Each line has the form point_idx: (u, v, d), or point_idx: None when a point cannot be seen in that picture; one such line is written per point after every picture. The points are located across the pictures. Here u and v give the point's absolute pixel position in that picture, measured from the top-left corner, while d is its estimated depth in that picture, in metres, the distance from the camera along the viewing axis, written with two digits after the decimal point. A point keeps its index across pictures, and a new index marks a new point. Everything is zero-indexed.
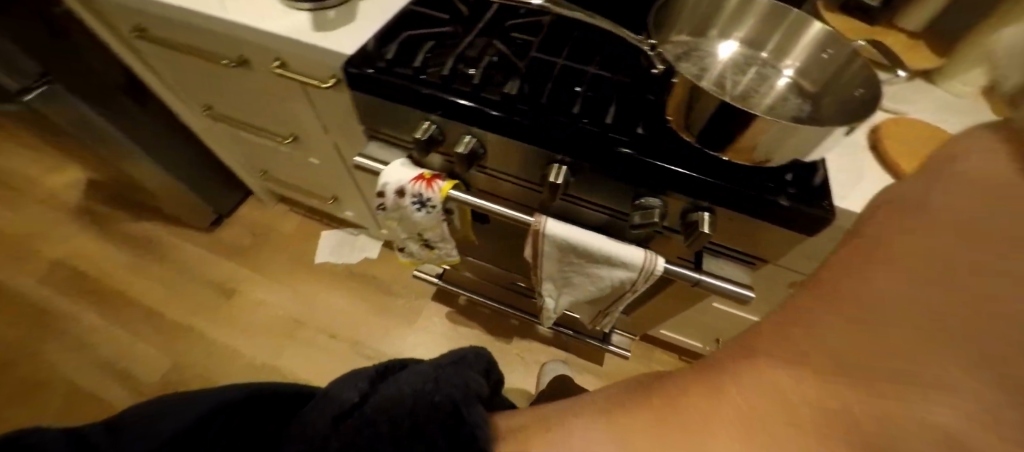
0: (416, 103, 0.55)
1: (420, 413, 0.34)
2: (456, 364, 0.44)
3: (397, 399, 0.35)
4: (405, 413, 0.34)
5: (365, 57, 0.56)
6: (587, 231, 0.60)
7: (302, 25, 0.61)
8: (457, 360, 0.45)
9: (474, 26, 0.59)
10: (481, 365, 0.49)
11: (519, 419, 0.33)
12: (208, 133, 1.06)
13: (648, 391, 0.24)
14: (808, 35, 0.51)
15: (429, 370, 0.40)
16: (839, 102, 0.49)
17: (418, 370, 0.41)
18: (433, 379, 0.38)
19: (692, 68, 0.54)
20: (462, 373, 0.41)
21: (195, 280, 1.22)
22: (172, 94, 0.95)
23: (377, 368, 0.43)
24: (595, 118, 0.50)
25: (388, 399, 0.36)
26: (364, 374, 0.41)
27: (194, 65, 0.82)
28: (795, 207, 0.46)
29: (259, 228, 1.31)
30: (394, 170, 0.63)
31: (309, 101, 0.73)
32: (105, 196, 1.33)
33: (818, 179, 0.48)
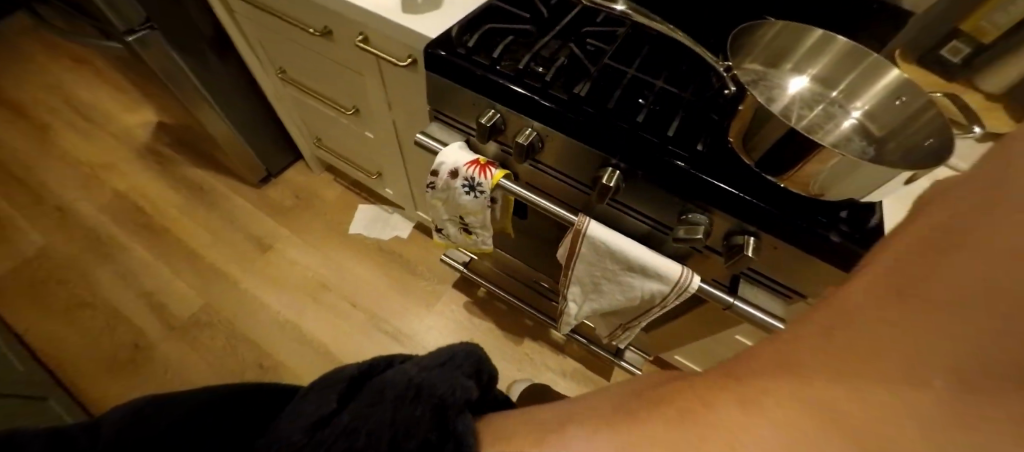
0: (486, 92, 0.58)
1: (402, 424, 0.31)
2: (444, 365, 0.40)
3: (376, 406, 0.33)
4: (383, 423, 0.31)
5: (447, 43, 0.60)
6: (627, 239, 0.61)
7: (392, 6, 0.65)
8: (445, 360, 0.41)
9: (552, 28, 0.62)
10: (470, 362, 0.43)
11: (506, 424, 0.29)
12: (276, 95, 1.13)
13: (674, 393, 0.21)
14: (883, 80, 0.52)
15: (413, 372, 0.37)
16: (906, 150, 0.49)
17: (404, 371, 0.38)
18: (416, 385, 0.35)
19: (760, 96, 0.55)
20: (450, 375, 0.37)
21: (237, 231, 1.29)
22: (253, 54, 1.02)
23: (360, 367, 0.40)
24: (657, 129, 0.52)
25: (365, 407, 0.33)
26: (343, 375, 0.38)
27: (280, 30, 0.88)
28: (847, 243, 0.47)
29: (303, 192, 1.38)
30: (451, 152, 0.66)
31: (381, 77, 0.78)
32: (171, 140, 1.43)
33: (875, 220, 0.48)
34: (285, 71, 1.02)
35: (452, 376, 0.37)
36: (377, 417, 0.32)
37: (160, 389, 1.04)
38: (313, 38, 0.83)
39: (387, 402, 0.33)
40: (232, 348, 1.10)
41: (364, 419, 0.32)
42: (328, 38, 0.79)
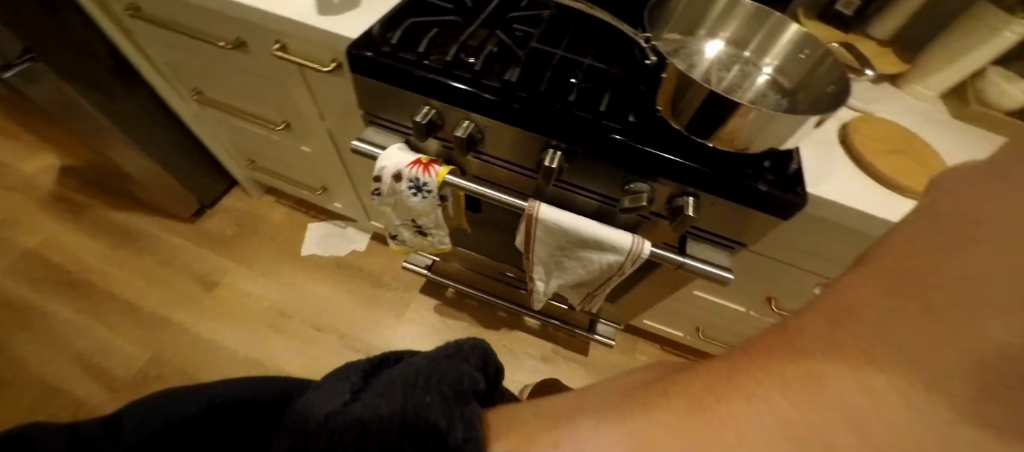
0: (417, 88, 0.57)
1: (408, 413, 0.30)
2: (453, 358, 0.40)
3: (385, 394, 0.33)
4: (391, 412, 0.31)
5: (369, 41, 0.57)
6: (578, 217, 0.62)
7: (306, 8, 0.61)
8: (454, 354, 0.42)
9: (476, 16, 0.60)
10: (480, 357, 0.44)
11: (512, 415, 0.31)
12: (196, 119, 1.04)
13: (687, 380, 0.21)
14: (787, 37, 0.56)
15: (424, 364, 0.38)
16: (815, 98, 0.53)
17: (412, 363, 0.39)
18: (427, 373, 0.36)
19: (682, 64, 0.58)
20: (456, 367, 0.38)
21: (176, 272, 1.19)
22: (161, 77, 0.93)
23: (371, 361, 0.42)
24: (590, 106, 0.53)
25: (376, 396, 0.34)
26: (354, 369, 0.40)
27: (187, 48, 0.81)
28: (773, 190, 0.50)
29: (245, 218, 1.29)
30: (392, 154, 0.64)
31: (308, 86, 0.74)
32: (80, 184, 1.28)
33: (794, 166, 0.52)
34: (201, 92, 0.94)
35: (461, 367, 0.38)
36: (382, 406, 0.32)
37: None
38: (225, 51, 0.76)
39: (396, 392, 0.33)
40: None
41: (371, 410, 0.32)
42: (242, 51, 0.74)
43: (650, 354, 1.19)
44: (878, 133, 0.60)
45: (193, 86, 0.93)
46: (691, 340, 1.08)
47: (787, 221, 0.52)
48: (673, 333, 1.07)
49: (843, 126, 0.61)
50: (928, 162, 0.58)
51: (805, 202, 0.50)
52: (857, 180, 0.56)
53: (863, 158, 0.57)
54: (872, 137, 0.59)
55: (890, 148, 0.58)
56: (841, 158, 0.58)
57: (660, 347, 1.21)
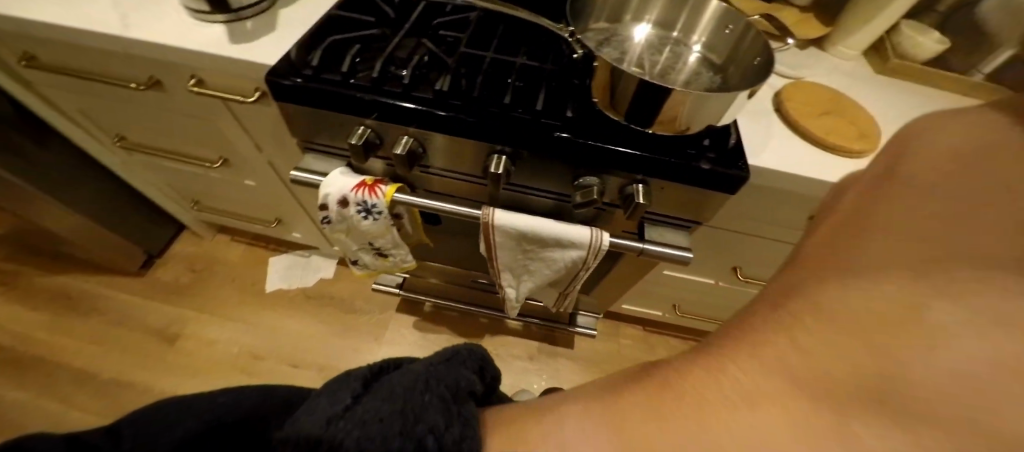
0: (348, 109, 0.54)
1: (412, 410, 0.30)
2: (450, 364, 0.40)
3: (388, 396, 0.32)
4: (392, 413, 0.30)
5: (289, 66, 0.54)
6: (534, 218, 0.61)
7: (218, 38, 0.58)
8: (450, 359, 0.41)
9: (401, 27, 0.59)
10: (476, 362, 0.44)
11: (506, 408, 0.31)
12: (127, 166, 0.97)
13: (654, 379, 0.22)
14: (710, 13, 0.56)
15: (420, 371, 0.36)
16: (744, 71, 0.54)
17: (410, 370, 0.36)
18: (425, 379, 0.34)
19: (613, 52, 0.58)
20: (454, 371, 0.38)
21: (130, 330, 1.11)
22: (77, 126, 0.86)
23: (371, 367, 0.37)
24: (528, 105, 0.52)
25: (378, 399, 0.32)
26: (355, 377, 0.35)
27: (100, 92, 0.75)
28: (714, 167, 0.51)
29: (200, 262, 1.22)
30: (334, 180, 0.61)
31: (237, 118, 0.70)
32: (5, 252, 1.17)
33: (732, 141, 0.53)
34: (126, 137, 0.88)
35: (457, 374, 0.38)
36: (386, 408, 0.31)
37: None
38: (141, 92, 0.71)
39: (396, 395, 0.32)
40: None
41: (374, 410, 0.30)
42: (160, 89, 0.69)
43: (632, 337, 1.21)
44: (810, 97, 0.62)
45: (116, 132, 0.87)
46: (669, 317, 1.11)
47: (734, 195, 0.53)
48: (651, 313, 1.09)
49: (776, 94, 0.63)
50: (857, 120, 0.60)
51: (748, 174, 0.51)
52: (795, 145, 0.58)
53: (799, 125, 0.58)
54: (804, 102, 0.61)
55: (822, 111, 0.60)
56: (778, 127, 0.60)
57: (641, 328, 1.23)
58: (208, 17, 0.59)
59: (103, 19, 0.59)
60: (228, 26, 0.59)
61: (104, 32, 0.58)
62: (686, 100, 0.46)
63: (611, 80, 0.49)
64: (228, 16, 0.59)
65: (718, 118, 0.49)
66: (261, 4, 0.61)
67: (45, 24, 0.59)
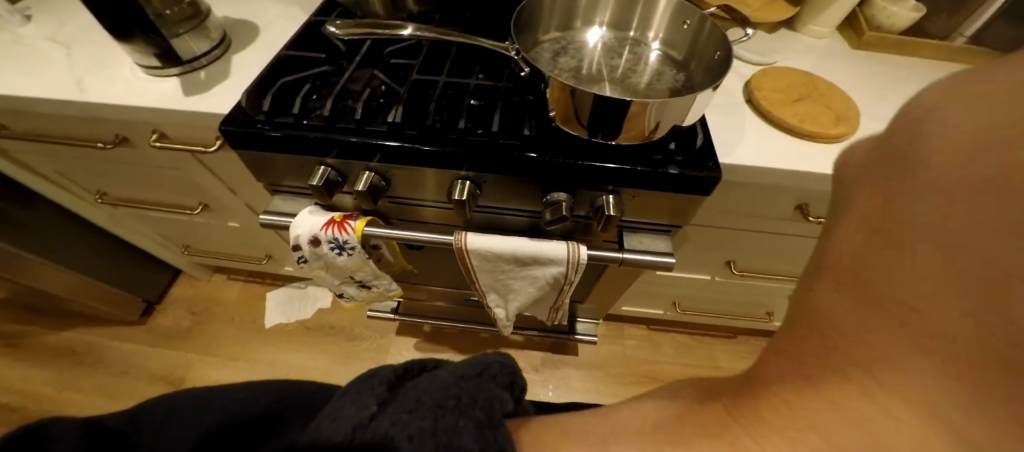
0: (305, 150, 0.54)
1: (443, 433, 0.29)
2: (482, 377, 0.37)
3: (416, 412, 0.30)
4: (422, 432, 0.29)
5: (242, 113, 0.53)
6: (509, 238, 0.60)
7: (172, 92, 0.58)
8: (483, 372, 0.38)
9: (353, 59, 0.58)
10: (508, 377, 0.40)
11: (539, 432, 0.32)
12: (114, 220, 0.98)
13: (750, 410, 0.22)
14: (664, 10, 0.55)
15: (450, 382, 0.34)
16: (705, 66, 0.53)
17: (437, 377, 0.35)
18: (456, 393, 0.32)
19: (570, 61, 0.56)
20: (487, 389, 0.35)
21: (136, 378, 1.11)
22: (59, 187, 0.87)
23: (395, 369, 0.35)
24: (485, 126, 0.51)
25: (404, 412, 0.30)
26: (379, 379, 0.34)
27: (75, 154, 0.76)
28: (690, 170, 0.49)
29: (199, 304, 1.23)
30: (303, 220, 0.60)
31: (206, 166, 0.70)
32: (12, 314, 1.20)
33: (699, 141, 0.51)
34: (108, 193, 0.89)
35: (490, 390, 0.35)
36: (414, 425, 0.29)
37: None
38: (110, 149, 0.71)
39: (426, 410, 0.31)
40: None
41: (401, 426, 0.29)
42: (128, 145, 0.69)
43: (637, 337, 1.19)
44: (782, 84, 0.59)
45: (98, 190, 0.88)
46: (672, 315, 1.08)
47: (710, 196, 0.51)
48: (652, 313, 1.07)
49: (746, 84, 0.61)
50: (833, 102, 0.57)
51: (720, 174, 0.49)
52: (770, 136, 0.55)
53: (774, 116, 0.56)
54: (776, 90, 0.59)
55: (797, 97, 0.58)
56: (751, 118, 0.58)
57: (645, 327, 1.21)
58: (160, 71, 0.59)
59: (59, 85, 0.59)
60: (182, 78, 0.59)
61: (60, 99, 0.58)
62: (645, 109, 0.44)
63: (569, 93, 0.45)
64: (181, 69, 0.59)
65: (681, 119, 0.48)
66: (214, 51, 0.62)
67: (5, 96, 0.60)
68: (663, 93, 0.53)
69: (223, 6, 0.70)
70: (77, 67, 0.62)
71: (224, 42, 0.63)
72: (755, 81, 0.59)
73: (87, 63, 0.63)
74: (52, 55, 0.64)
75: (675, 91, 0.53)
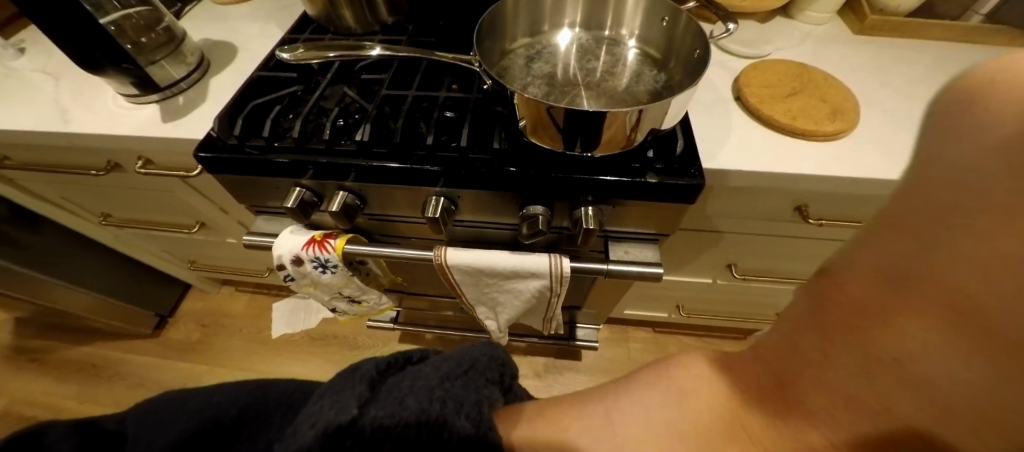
0: (278, 173, 0.53)
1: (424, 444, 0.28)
2: (469, 375, 0.35)
3: (398, 417, 0.28)
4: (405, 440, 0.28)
5: (214, 140, 0.53)
6: (490, 252, 0.58)
7: (152, 119, 0.59)
8: (469, 369, 0.36)
9: (324, 78, 0.58)
10: (497, 370, 0.40)
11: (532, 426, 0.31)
12: (121, 239, 1.01)
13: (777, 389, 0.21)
14: (638, 8, 0.52)
15: (437, 382, 0.32)
16: (684, 65, 0.50)
17: (422, 373, 0.33)
18: (441, 396, 0.31)
19: (543, 67, 0.54)
20: (472, 388, 0.34)
21: (152, 390, 1.16)
22: (64, 211, 0.90)
23: (378, 364, 0.33)
24: (455, 139, 0.50)
25: (386, 413, 0.28)
26: (361, 377, 0.31)
27: (73, 180, 0.78)
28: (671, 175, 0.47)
29: (208, 317, 1.26)
30: (283, 240, 0.60)
31: (194, 187, 0.70)
32: (38, 330, 1.26)
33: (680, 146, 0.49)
34: (112, 215, 0.91)
35: (478, 390, 0.34)
36: (399, 429, 0.28)
37: None
38: (104, 174, 0.73)
39: (410, 412, 0.29)
40: None
41: (385, 433, 0.27)
42: (120, 170, 0.70)
43: (641, 340, 1.16)
44: (773, 77, 0.56)
45: (102, 212, 0.90)
46: (676, 317, 1.04)
47: (694, 203, 0.48)
48: (655, 316, 1.04)
49: (735, 80, 0.57)
50: (829, 95, 0.53)
51: (702, 181, 0.46)
52: (760, 136, 0.52)
53: (764, 114, 0.52)
54: (767, 84, 0.55)
55: (790, 91, 0.54)
56: (741, 117, 0.54)
57: (650, 329, 1.18)
58: (140, 99, 0.60)
59: (46, 118, 0.61)
60: (161, 104, 0.60)
61: (46, 130, 0.60)
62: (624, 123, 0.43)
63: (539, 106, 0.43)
64: (160, 95, 0.60)
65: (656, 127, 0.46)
66: (192, 75, 0.62)
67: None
68: (641, 96, 0.51)
69: (203, 29, 0.71)
70: (63, 97, 0.63)
71: (202, 65, 0.64)
72: (743, 76, 0.56)
73: (73, 93, 0.64)
74: (41, 87, 0.65)
75: (653, 93, 0.50)
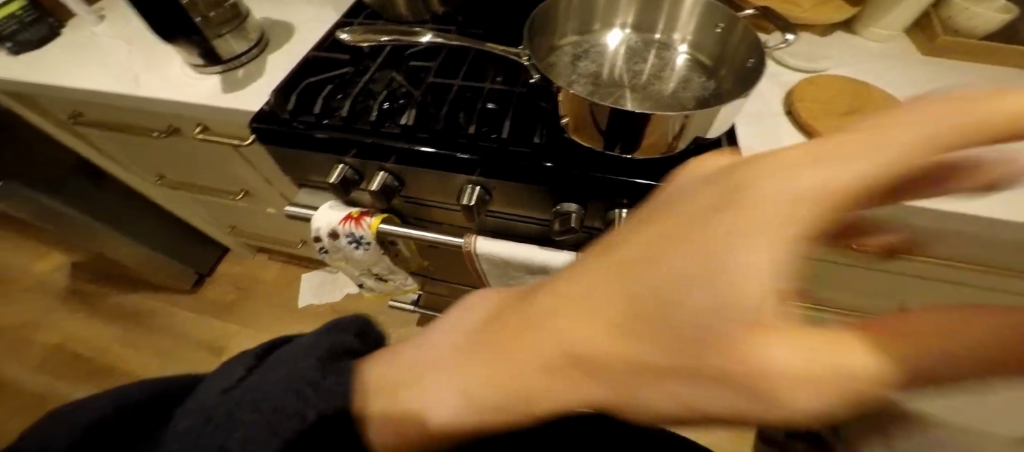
0: (325, 149, 0.56)
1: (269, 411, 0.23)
2: (331, 336, 0.30)
3: (248, 388, 0.24)
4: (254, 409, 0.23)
5: (269, 112, 0.56)
6: (518, 244, 0.59)
7: (213, 89, 0.62)
8: (330, 329, 0.31)
9: (374, 61, 0.60)
10: (368, 338, 0.34)
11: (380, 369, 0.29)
12: (171, 200, 1.08)
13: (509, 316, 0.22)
14: (691, 14, 0.51)
15: (320, 356, 0.28)
16: (735, 74, 0.49)
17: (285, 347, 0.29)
18: (298, 360, 0.27)
19: (590, 66, 0.54)
20: (336, 351, 0.29)
21: (186, 342, 1.23)
22: (125, 168, 0.97)
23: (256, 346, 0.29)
24: (498, 131, 0.51)
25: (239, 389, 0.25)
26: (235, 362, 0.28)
27: (136, 141, 0.84)
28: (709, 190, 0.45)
29: (242, 280, 1.33)
30: (323, 214, 0.63)
31: (244, 156, 0.74)
32: (93, 275, 1.37)
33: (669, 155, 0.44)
34: (166, 177, 0.98)
35: (340, 346, 0.30)
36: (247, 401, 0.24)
37: None
38: (164, 137, 0.78)
39: (266, 384, 0.25)
40: None
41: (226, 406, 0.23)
42: (179, 135, 0.75)
43: None
44: (828, 93, 0.54)
45: (157, 173, 0.97)
46: None
47: None
48: None
49: (787, 94, 0.56)
50: None
51: None
52: None
53: (818, 133, 0.50)
54: (821, 100, 0.53)
55: (846, 109, 0.52)
56: (789, 132, 0.53)
57: None
58: (204, 69, 0.63)
59: (119, 80, 0.66)
60: (222, 75, 0.64)
61: (120, 91, 0.65)
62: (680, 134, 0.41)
63: (583, 105, 0.43)
64: (222, 67, 0.63)
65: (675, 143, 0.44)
66: (252, 50, 0.65)
67: (79, 89, 0.67)
68: (687, 103, 0.50)
69: (266, 8, 0.75)
70: (136, 62, 0.68)
71: (262, 42, 0.67)
72: (796, 90, 0.54)
73: (145, 59, 0.69)
74: (118, 51, 0.71)
75: (700, 101, 0.50)
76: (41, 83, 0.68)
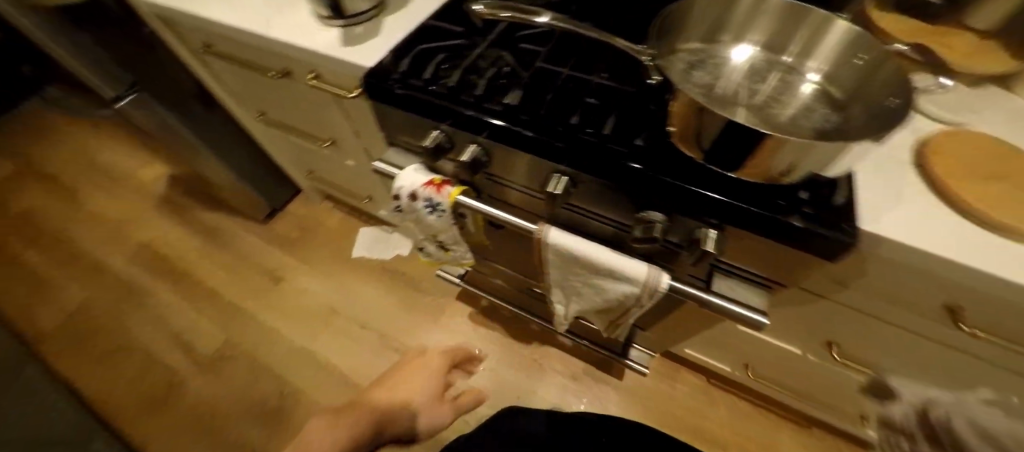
0: (426, 113, 0.57)
1: None
2: None
3: None
4: None
5: (382, 70, 0.59)
6: (590, 243, 0.58)
7: (333, 41, 0.67)
8: None
9: (486, 37, 0.61)
10: None
11: None
12: (264, 135, 1.18)
13: None
14: (832, 41, 0.48)
15: None
16: (870, 113, 0.43)
17: None
18: None
19: (705, 77, 0.53)
20: None
21: (250, 265, 1.35)
22: (234, 100, 1.07)
23: None
24: (598, 127, 0.50)
25: None
26: None
27: (250, 77, 0.92)
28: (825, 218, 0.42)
29: (307, 221, 1.43)
30: (407, 175, 0.65)
31: (343, 108, 0.79)
32: (184, 189, 1.52)
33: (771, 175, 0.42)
34: (266, 114, 1.07)
35: None
36: None
37: (194, 428, 1.09)
38: (275, 78, 0.85)
39: None
40: (255, 379, 1.15)
41: None
42: (290, 78, 0.81)
43: (692, 384, 1.10)
44: (973, 151, 0.48)
45: (260, 110, 1.06)
46: (740, 375, 0.97)
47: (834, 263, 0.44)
48: (717, 366, 0.98)
49: (921, 146, 0.51)
50: None
51: (854, 240, 0.42)
52: (939, 213, 0.45)
53: (952, 193, 0.45)
54: (964, 157, 0.48)
55: (995, 171, 0.46)
56: (916, 185, 0.48)
57: (704, 377, 1.11)
58: (328, 22, 0.68)
59: (253, 20, 0.72)
60: (342, 30, 0.68)
61: (252, 29, 0.71)
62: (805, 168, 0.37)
63: (697, 116, 0.42)
64: (343, 22, 0.68)
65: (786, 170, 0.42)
66: (371, 9, 0.68)
67: (217, 23, 0.75)
68: (806, 134, 0.47)
69: None
70: (269, 5, 0.74)
71: (381, 3, 0.70)
72: (933, 142, 0.49)
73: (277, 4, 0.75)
74: None
75: (823, 134, 0.46)
76: (188, 11, 0.76)
